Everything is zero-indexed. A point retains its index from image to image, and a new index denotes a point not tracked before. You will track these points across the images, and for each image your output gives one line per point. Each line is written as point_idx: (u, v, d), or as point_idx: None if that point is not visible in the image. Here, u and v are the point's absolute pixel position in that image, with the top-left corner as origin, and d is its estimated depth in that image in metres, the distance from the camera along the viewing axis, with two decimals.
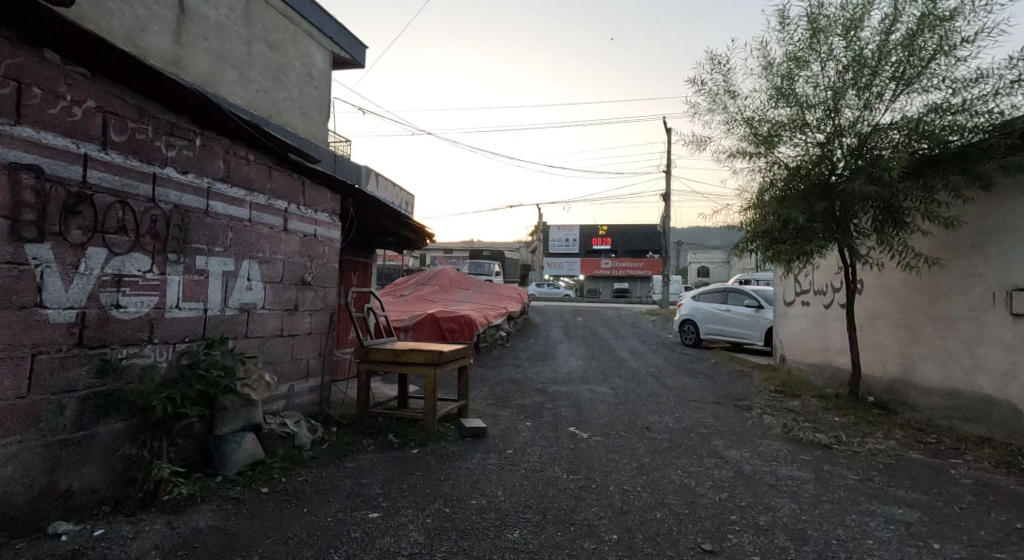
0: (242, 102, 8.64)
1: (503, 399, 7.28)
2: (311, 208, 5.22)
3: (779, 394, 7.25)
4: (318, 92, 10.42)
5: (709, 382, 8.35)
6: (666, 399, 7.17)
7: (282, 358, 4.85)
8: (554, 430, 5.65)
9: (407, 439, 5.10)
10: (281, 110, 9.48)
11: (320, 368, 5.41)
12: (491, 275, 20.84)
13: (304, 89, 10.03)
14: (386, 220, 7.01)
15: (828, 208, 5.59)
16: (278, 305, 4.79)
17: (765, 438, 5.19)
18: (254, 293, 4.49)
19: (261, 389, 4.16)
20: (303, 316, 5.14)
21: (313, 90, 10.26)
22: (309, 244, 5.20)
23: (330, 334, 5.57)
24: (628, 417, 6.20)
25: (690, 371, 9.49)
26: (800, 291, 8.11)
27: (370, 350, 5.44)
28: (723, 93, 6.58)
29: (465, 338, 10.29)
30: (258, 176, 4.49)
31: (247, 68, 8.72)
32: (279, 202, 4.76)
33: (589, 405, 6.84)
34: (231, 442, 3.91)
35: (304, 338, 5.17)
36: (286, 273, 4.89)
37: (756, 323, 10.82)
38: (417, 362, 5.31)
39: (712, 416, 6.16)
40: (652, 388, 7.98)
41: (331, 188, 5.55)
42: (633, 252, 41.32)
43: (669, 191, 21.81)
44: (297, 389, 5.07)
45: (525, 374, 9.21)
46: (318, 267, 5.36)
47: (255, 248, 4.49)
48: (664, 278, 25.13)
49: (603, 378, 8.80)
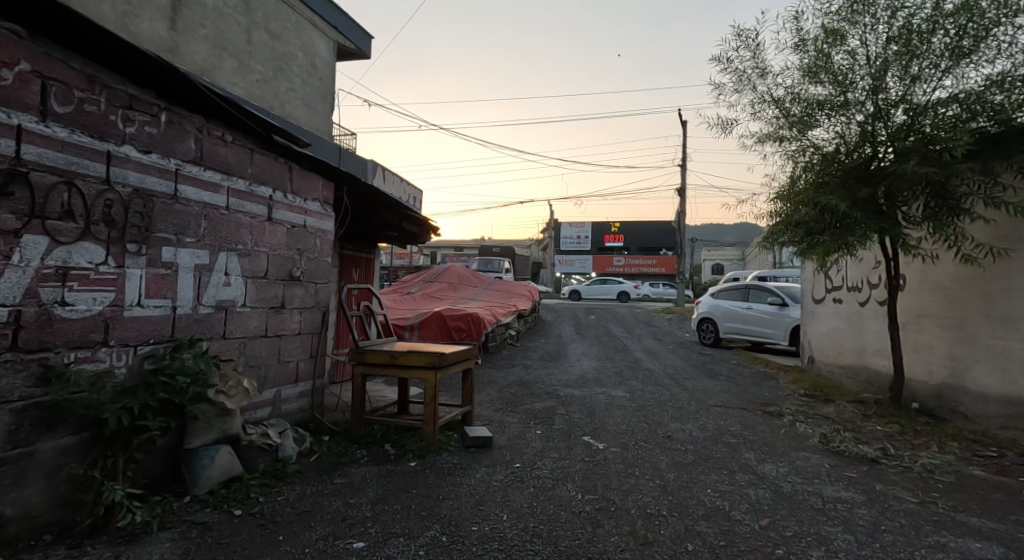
0: (240, 91, 8.22)
1: (512, 403, 6.79)
2: (300, 196, 4.78)
3: (811, 399, 6.69)
4: (322, 83, 10.01)
5: (732, 385, 7.81)
6: (687, 403, 6.65)
7: (267, 362, 4.40)
8: (568, 439, 5.15)
9: (405, 450, 4.65)
10: (283, 101, 9.05)
11: (312, 372, 4.96)
12: (500, 272, 20.38)
13: (307, 80, 9.60)
14: (387, 211, 6.57)
15: (871, 194, 5.06)
16: (261, 304, 4.35)
17: (803, 450, 4.66)
18: (232, 290, 4.04)
19: (238, 397, 3.72)
20: (291, 315, 4.69)
21: (317, 81, 9.83)
22: (297, 236, 4.74)
23: (323, 334, 5.11)
24: (648, 424, 5.69)
25: (710, 372, 8.95)
26: (832, 287, 7.54)
27: (365, 352, 4.99)
28: (751, 71, 6.05)
29: (472, 338, 9.80)
30: (237, 159, 4.05)
31: (247, 56, 8.29)
32: (262, 189, 4.31)
33: (604, 411, 6.33)
34: (203, 457, 3.47)
35: (293, 339, 4.73)
36: (270, 267, 4.44)
37: (780, 322, 10.23)
38: (417, 365, 4.84)
39: (740, 424, 5.62)
40: (672, 391, 7.46)
41: (323, 175, 5.09)
42: (646, 249, 40.64)
43: (685, 186, 21.17)
44: (284, 395, 4.62)
45: (536, 375, 8.72)
46: (309, 261, 4.91)
47: (234, 239, 4.05)
48: (678, 275, 24.50)
49: (619, 380, 8.30)
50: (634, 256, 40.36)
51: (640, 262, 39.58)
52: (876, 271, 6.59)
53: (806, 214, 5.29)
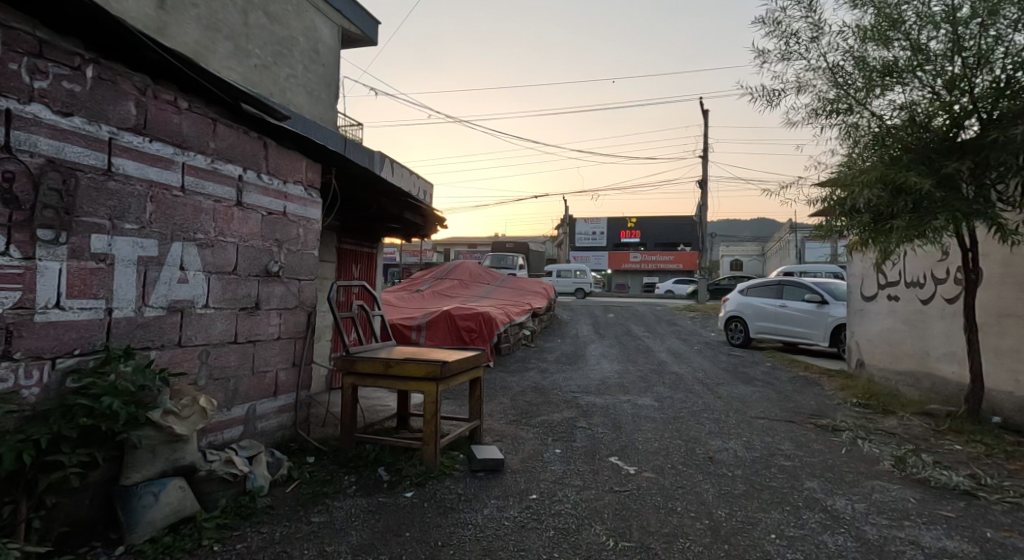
0: (234, 75, 7.58)
1: (526, 413, 6.07)
2: (278, 177, 4.09)
3: (866, 411, 5.89)
4: (326, 69, 9.36)
5: (772, 393, 7.02)
6: (725, 415, 5.88)
7: (237, 374, 3.75)
8: (592, 461, 4.43)
9: (401, 475, 3.96)
10: (284, 89, 8.40)
11: (295, 384, 4.30)
12: (514, 268, 19.68)
13: (310, 66, 8.95)
14: (386, 199, 5.90)
15: (953, 172, 4.26)
16: (229, 304, 3.68)
17: (876, 479, 3.88)
18: (190, 288, 3.37)
19: (191, 420, 3.05)
20: (268, 318, 4.01)
21: (320, 68, 9.17)
22: (274, 224, 4.05)
23: (308, 339, 4.42)
24: (684, 442, 4.93)
25: (744, 377, 8.15)
26: (887, 282, 6.70)
27: (355, 360, 4.30)
28: (801, 35, 5.25)
29: (484, 339, 9.09)
30: (197, 131, 3.36)
31: (244, 40, 7.64)
32: (230, 167, 3.63)
33: (632, 425, 5.58)
34: (144, 494, 2.82)
35: (271, 345, 4.06)
36: (240, 261, 3.76)
37: (819, 321, 9.36)
38: (415, 376, 4.14)
39: (793, 442, 4.84)
40: (705, 399, 6.69)
41: (306, 154, 4.40)
42: (664, 244, 39.67)
43: (707, 178, 20.22)
44: (259, 411, 3.95)
45: (553, 380, 7.98)
46: (290, 254, 4.23)
47: (193, 227, 3.37)
48: (699, 270, 23.55)
49: (644, 386, 7.55)
50: (651, 252, 39.41)
51: (657, 258, 38.66)
52: (943, 264, 5.78)
53: (873, 196, 4.49)
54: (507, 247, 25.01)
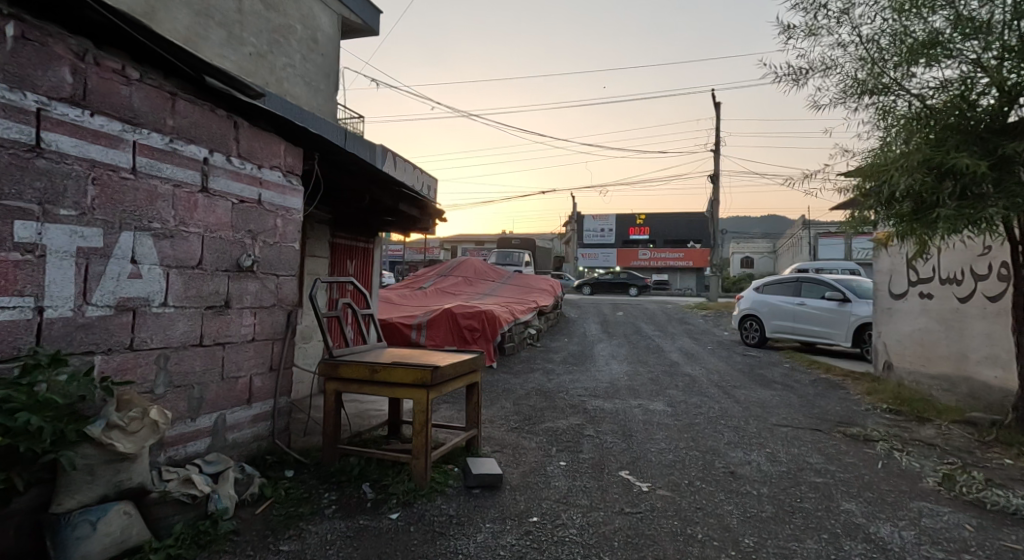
0: (227, 63, 7.20)
1: (529, 419, 5.66)
2: (252, 161, 3.69)
3: (898, 418, 5.43)
4: (325, 59, 8.98)
5: (793, 397, 6.56)
6: (744, 422, 5.44)
7: (204, 380, 3.37)
8: (599, 477, 4.01)
9: (387, 493, 3.57)
10: (280, 79, 8.02)
11: (272, 390, 3.92)
12: (519, 265, 19.31)
13: (308, 56, 8.56)
14: (378, 189, 5.49)
15: (1009, 153, 3.79)
16: (193, 303, 3.29)
17: (922, 500, 3.44)
18: (144, 285, 2.97)
19: (139, 435, 2.65)
20: (240, 318, 3.63)
21: (319, 58, 8.79)
22: (246, 213, 3.66)
23: (287, 341, 4.03)
24: (702, 453, 4.50)
25: (761, 379, 7.70)
26: (918, 279, 6.22)
27: (338, 364, 3.90)
28: (831, 5, 4.77)
29: (487, 339, 8.67)
30: (151, 106, 2.97)
31: (239, 27, 7.25)
32: (194, 148, 3.23)
33: (643, 433, 5.14)
34: (78, 524, 2.43)
35: (243, 348, 3.67)
36: (206, 255, 3.37)
37: (840, 320, 8.87)
38: (404, 383, 3.74)
39: (821, 454, 4.40)
40: (722, 405, 6.25)
41: (284, 136, 3.99)
42: (673, 241, 39.09)
43: (719, 173, 19.68)
44: (230, 422, 3.57)
45: (559, 382, 7.56)
46: (265, 247, 3.84)
47: (147, 214, 2.98)
48: (710, 266, 23.02)
49: (655, 389, 7.11)
50: (660, 249, 38.86)
51: (666, 255, 38.09)
52: (986, 259, 5.30)
53: (916, 182, 4.02)
54: (513, 244, 24.61)
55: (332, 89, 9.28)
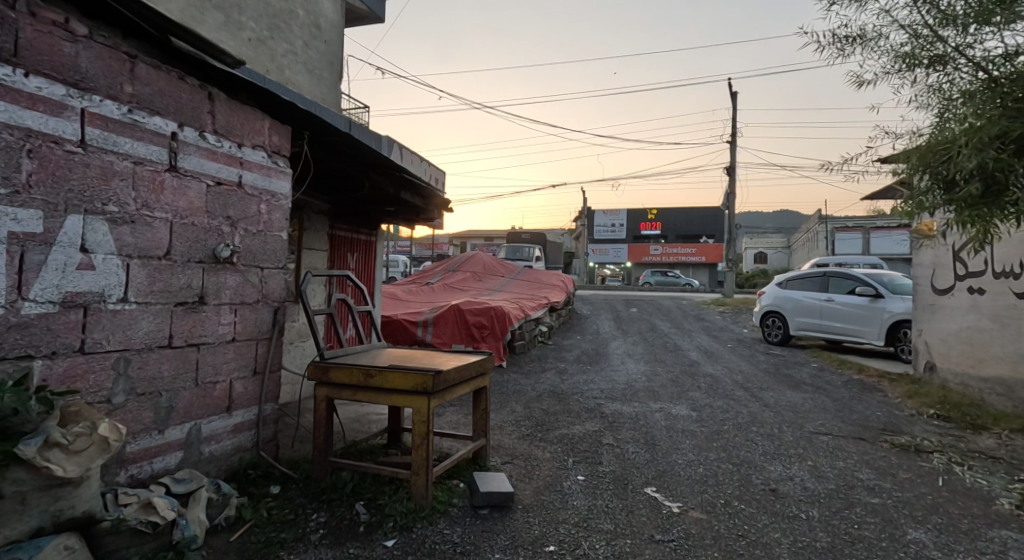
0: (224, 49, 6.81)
1: (542, 425, 5.23)
2: (230, 138, 3.26)
3: (948, 426, 4.94)
4: (329, 45, 8.56)
5: (828, 401, 6.09)
6: (778, 429, 4.98)
7: (174, 387, 2.97)
8: (622, 495, 3.57)
9: (382, 515, 3.16)
10: (282, 66, 7.61)
11: (256, 397, 3.51)
12: (529, 259, 18.83)
13: (311, 42, 8.16)
14: (378, 174, 5.05)
15: None
16: (159, 298, 2.86)
17: (1002, 528, 2.97)
18: (97, 277, 2.57)
19: (85, 455, 2.24)
20: (217, 316, 3.21)
21: (322, 45, 8.38)
22: (224, 197, 3.24)
23: (273, 341, 3.61)
24: (736, 465, 4.04)
25: (790, 380, 7.20)
26: (967, 272, 5.70)
27: (328, 367, 3.48)
28: None
29: (496, 337, 8.23)
30: (104, 69, 2.56)
31: (237, 10, 6.86)
32: (159, 121, 2.81)
33: (668, 441, 4.69)
34: None
35: (222, 350, 3.26)
36: (177, 244, 2.95)
37: (871, 317, 8.33)
38: (401, 389, 3.31)
39: (872, 468, 3.92)
40: (751, 409, 5.79)
41: (269, 112, 3.56)
42: (686, 236, 38.41)
43: (735, 164, 19.08)
44: (207, 433, 3.17)
45: (572, 383, 7.12)
46: (247, 236, 3.41)
47: (101, 195, 2.57)
48: (725, 261, 22.41)
49: (677, 391, 6.64)
50: (673, 244, 38.22)
51: (679, 250, 37.46)
52: None
53: (988, 160, 3.52)
54: (522, 238, 24.11)
55: (336, 77, 8.87)
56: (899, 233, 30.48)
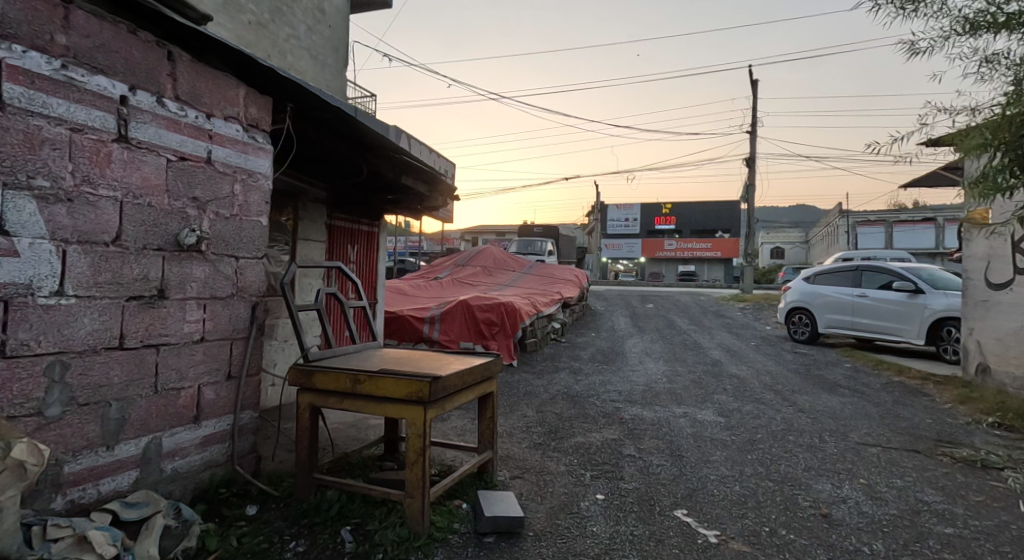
0: (221, 31, 6.42)
1: (556, 431, 4.77)
2: (197, 107, 2.82)
3: (1012, 438, 4.41)
4: (332, 31, 8.19)
5: (868, 406, 5.57)
6: (818, 439, 4.48)
7: (129, 394, 2.54)
8: (649, 520, 3.10)
9: (371, 544, 2.72)
10: (283, 51, 7.22)
11: (230, 404, 3.08)
12: (542, 254, 18.38)
13: (313, 27, 7.76)
14: (375, 156, 4.60)
15: None
16: (106, 292, 2.44)
17: None
18: (23, 265, 2.17)
19: None
20: (181, 312, 2.78)
21: (325, 30, 7.98)
22: (189, 174, 2.80)
23: (251, 341, 3.18)
24: (776, 483, 3.56)
25: (824, 382, 6.67)
26: None
27: (312, 371, 3.04)
28: None
29: (506, 335, 7.76)
30: (27, 14, 2.16)
31: None
32: (103, 81, 2.39)
33: (696, 452, 4.22)
34: None
35: (188, 352, 2.83)
36: (129, 228, 2.52)
37: (909, 314, 7.76)
38: (394, 398, 2.86)
39: (936, 489, 3.42)
40: (784, 414, 5.30)
41: (245, 79, 3.11)
42: (701, 231, 37.71)
43: (754, 155, 18.44)
44: (169, 447, 2.74)
45: (588, 383, 6.65)
46: (218, 221, 2.98)
47: (24, 167, 2.17)
48: (743, 256, 21.77)
49: (701, 394, 6.15)
50: (688, 239, 37.51)
51: (694, 245, 36.76)
52: None
53: None
54: (534, 232, 23.64)
55: (341, 64, 8.47)
56: (923, 226, 29.63)
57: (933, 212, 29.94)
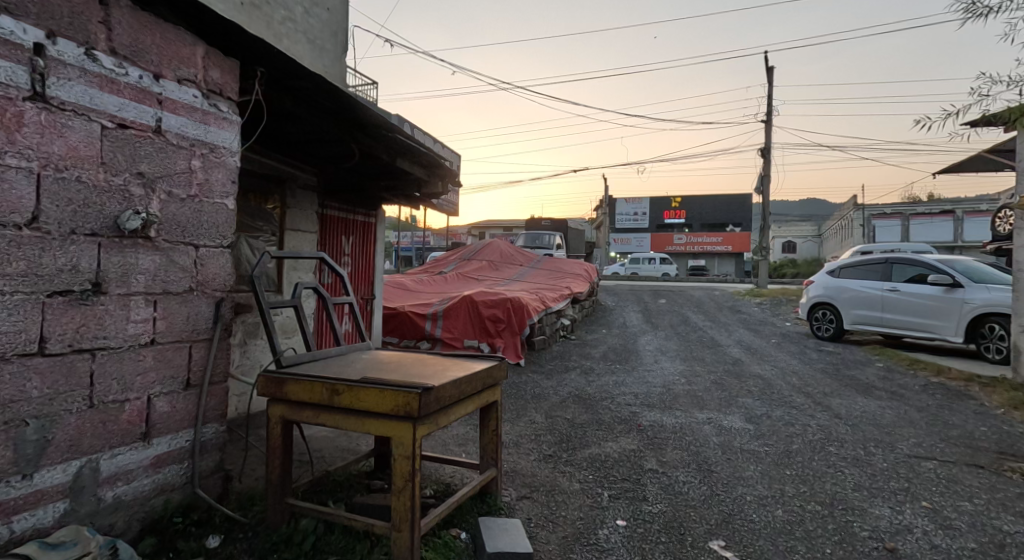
0: None
1: (568, 440, 4.31)
2: (141, 65, 2.36)
3: None
4: (332, 14, 7.76)
5: (911, 411, 5.07)
6: (863, 451, 4.00)
7: (53, 410, 2.11)
8: (679, 554, 2.63)
9: None
10: (278, 33, 6.79)
11: (190, 419, 2.62)
12: (550, 247, 17.90)
13: (311, 8, 7.33)
14: (365, 136, 4.14)
15: None
16: (19, 286, 2.01)
17: None
18: None
19: None
20: (124, 310, 2.33)
21: (323, 12, 7.54)
22: (132, 145, 2.34)
23: (214, 344, 2.72)
24: (824, 506, 3.09)
25: (857, 383, 6.15)
26: None
27: (282, 380, 2.58)
28: None
29: (513, 333, 7.29)
30: None
31: None
32: (9, 24, 1.95)
33: (726, 465, 3.76)
34: None
35: (134, 357, 2.38)
36: (49, 209, 2.08)
37: (947, 310, 7.24)
38: (378, 413, 2.40)
39: (1015, 515, 2.93)
40: (818, 420, 4.81)
41: (203, 36, 2.64)
42: (711, 225, 37.06)
43: (769, 145, 17.83)
44: (110, 471, 2.30)
45: (601, 385, 6.18)
46: (172, 203, 2.52)
47: None
48: (757, 249, 21.18)
49: (725, 397, 5.65)
50: (698, 233, 36.86)
51: (704, 239, 36.14)
52: None
53: None
54: (542, 226, 23.16)
55: (341, 49, 8.03)
56: (942, 218, 28.90)
57: (951, 204, 29.22)
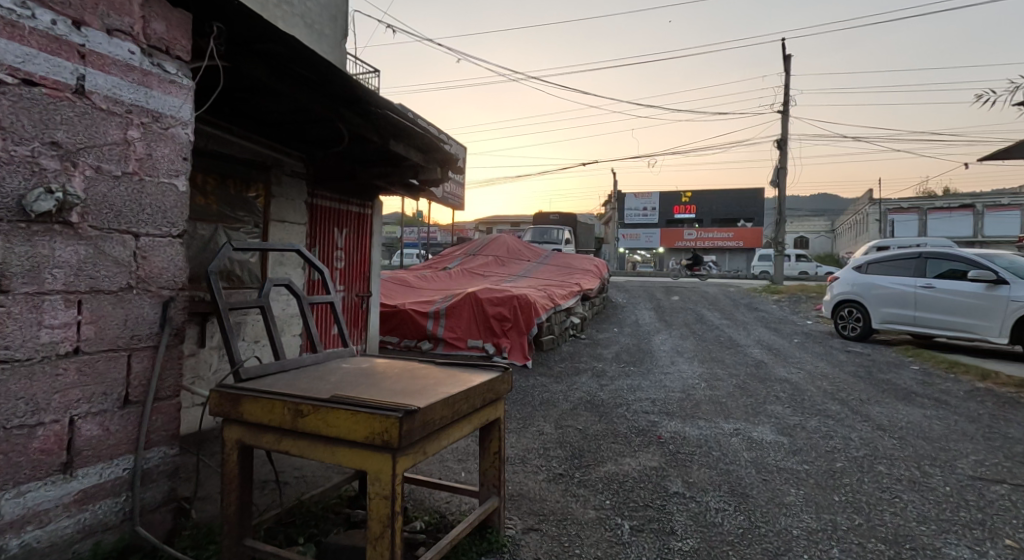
0: None
1: (580, 455, 3.82)
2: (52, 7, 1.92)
3: None
4: None
5: (962, 422, 4.56)
6: (918, 471, 3.50)
7: None
8: None
9: None
10: (271, 13, 6.32)
11: (129, 443, 2.16)
12: (558, 242, 17.38)
13: None
14: (352, 113, 3.65)
15: None
16: None
17: None
18: None
19: None
20: (34, 313, 1.88)
21: None
22: (43, 107, 1.89)
23: (159, 352, 2.25)
24: (887, 544, 2.61)
25: (895, 389, 5.62)
26: None
27: (238, 396, 2.12)
28: None
29: (519, 333, 6.81)
30: None
31: None
32: None
33: (762, 487, 3.28)
34: None
35: (48, 372, 1.92)
36: None
37: (989, 309, 6.71)
38: (351, 440, 1.94)
39: None
40: (860, 432, 4.31)
41: None
42: (722, 220, 36.38)
43: (785, 137, 17.21)
44: (15, 513, 1.86)
45: (614, 389, 5.69)
46: (101, 180, 2.06)
47: None
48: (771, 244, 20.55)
49: (752, 405, 5.14)
50: (709, 229, 36.18)
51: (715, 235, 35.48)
52: None
53: None
54: (551, 221, 22.66)
55: (340, 32, 7.55)
56: (961, 213, 28.22)
57: (971, 199, 28.44)
